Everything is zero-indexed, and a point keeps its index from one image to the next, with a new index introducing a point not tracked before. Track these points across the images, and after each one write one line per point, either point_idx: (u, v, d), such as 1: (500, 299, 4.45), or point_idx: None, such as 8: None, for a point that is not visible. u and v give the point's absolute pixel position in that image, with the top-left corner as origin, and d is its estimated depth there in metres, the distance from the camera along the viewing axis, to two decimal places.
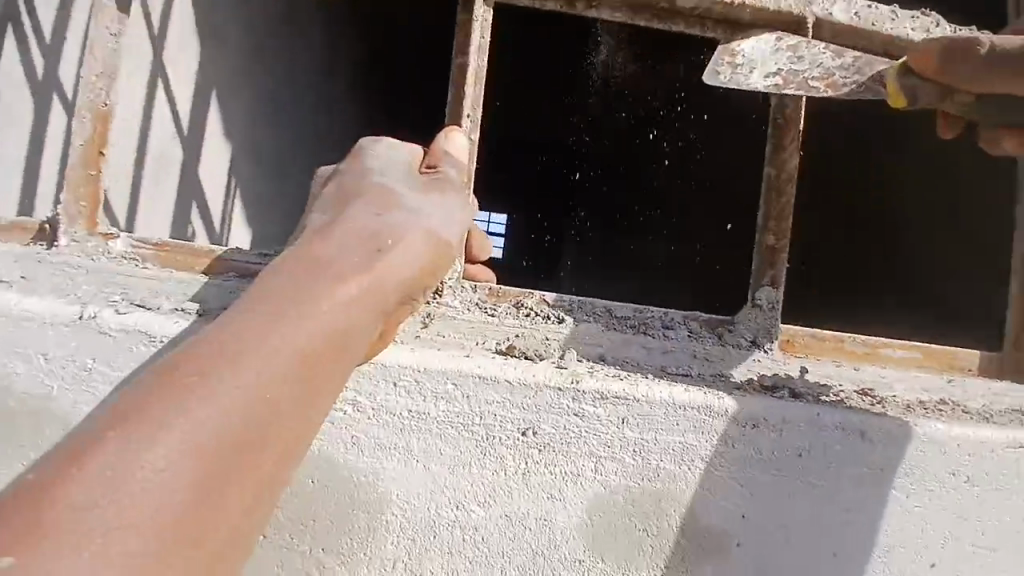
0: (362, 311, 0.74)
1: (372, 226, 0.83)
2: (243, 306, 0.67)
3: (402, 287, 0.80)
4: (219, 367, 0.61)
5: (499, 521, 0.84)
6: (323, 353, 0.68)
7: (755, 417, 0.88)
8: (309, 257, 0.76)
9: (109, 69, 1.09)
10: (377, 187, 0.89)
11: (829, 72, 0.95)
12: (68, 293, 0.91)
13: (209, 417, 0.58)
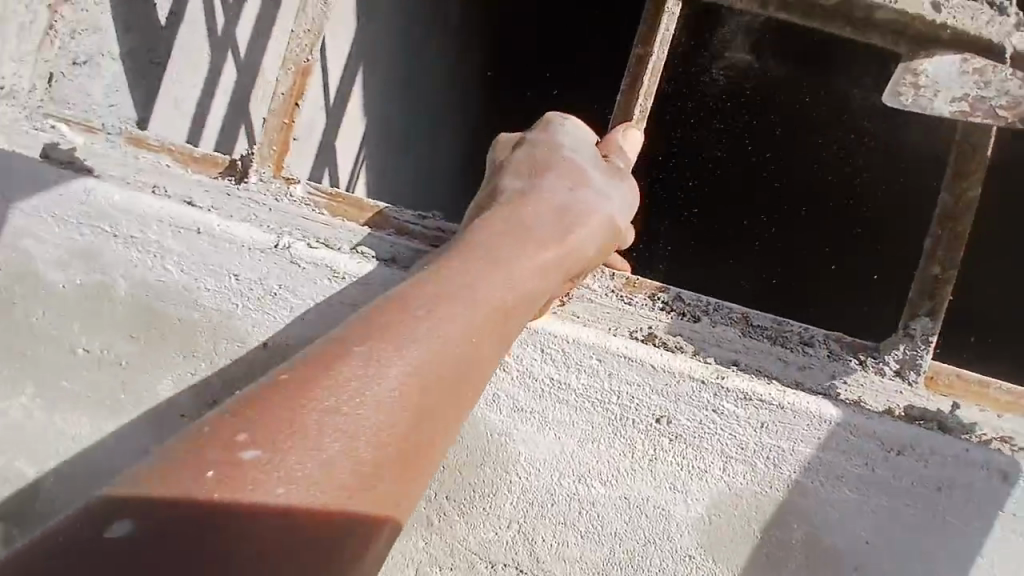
0: (549, 283, 0.75)
1: (564, 198, 0.82)
2: (450, 262, 0.70)
3: (584, 264, 0.81)
4: (437, 312, 0.64)
5: (617, 502, 0.86)
6: (511, 315, 0.70)
7: (899, 443, 0.85)
8: (506, 223, 0.76)
9: (315, 29, 1.16)
10: (569, 162, 0.87)
11: (1015, 99, 0.98)
12: (262, 223, 1.05)
13: (423, 354, 0.61)
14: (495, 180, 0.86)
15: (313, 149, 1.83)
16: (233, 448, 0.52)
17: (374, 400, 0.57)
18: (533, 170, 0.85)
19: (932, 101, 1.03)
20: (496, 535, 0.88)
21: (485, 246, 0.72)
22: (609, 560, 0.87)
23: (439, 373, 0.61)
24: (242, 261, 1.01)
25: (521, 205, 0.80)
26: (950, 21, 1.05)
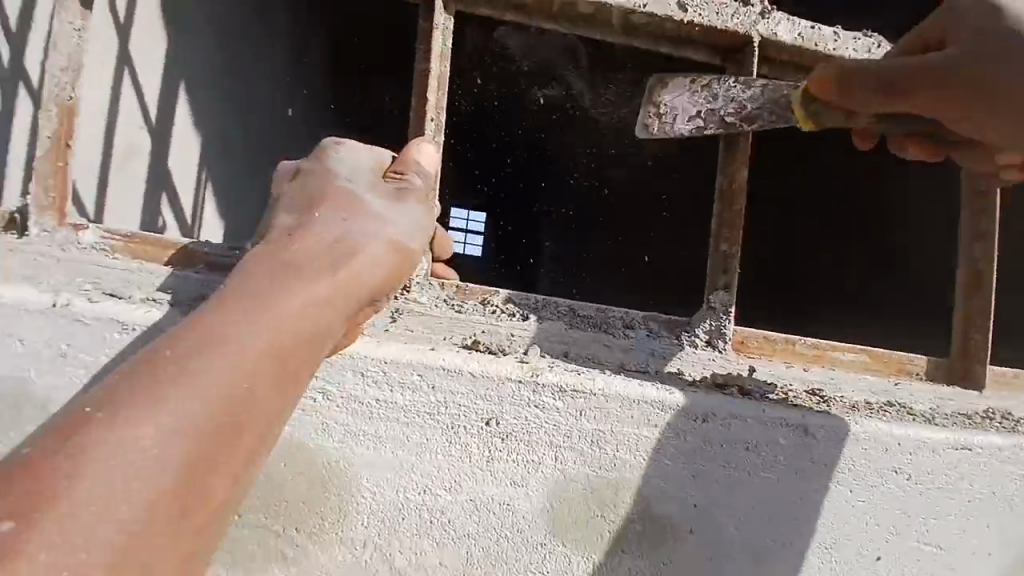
0: (327, 318, 0.75)
1: (338, 224, 0.83)
2: (221, 304, 0.69)
3: (364, 295, 0.81)
4: (211, 359, 0.63)
5: (464, 505, 0.89)
6: (299, 347, 0.70)
7: (704, 411, 0.93)
8: (279, 261, 0.76)
9: (74, 62, 1.07)
10: (340, 192, 0.87)
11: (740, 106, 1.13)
12: (38, 281, 0.94)
13: (201, 399, 0.61)
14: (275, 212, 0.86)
15: (138, 184, 1.69)
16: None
17: (149, 448, 0.57)
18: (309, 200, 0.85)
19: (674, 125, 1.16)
20: (352, 557, 0.88)
21: (259, 280, 0.72)
22: (467, 561, 0.89)
23: (220, 419, 0.62)
24: (22, 324, 0.90)
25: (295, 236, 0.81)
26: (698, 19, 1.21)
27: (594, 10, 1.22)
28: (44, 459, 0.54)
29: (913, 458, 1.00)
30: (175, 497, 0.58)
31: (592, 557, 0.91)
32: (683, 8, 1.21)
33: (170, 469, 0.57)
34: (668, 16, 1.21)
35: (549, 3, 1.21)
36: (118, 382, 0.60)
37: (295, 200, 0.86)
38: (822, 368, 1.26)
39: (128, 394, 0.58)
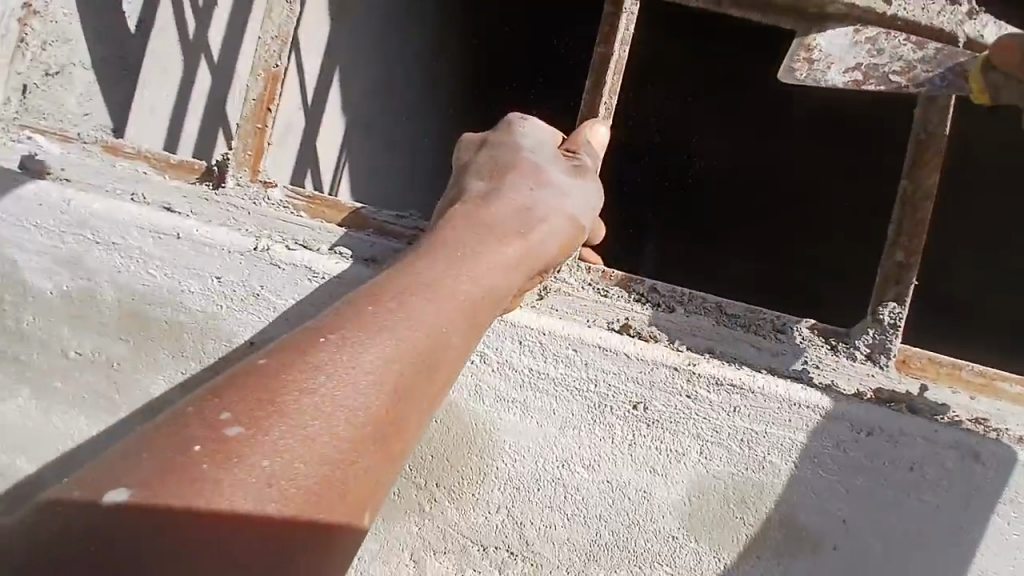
0: (510, 279, 0.80)
1: (523, 197, 0.89)
2: (420, 256, 0.75)
3: (544, 261, 0.86)
4: (409, 306, 0.68)
5: (602, 486, 0.88)
6: (483, 304, 0.75)
7: (870, 424, 0.88)
8: (474, 220, 0.83)
9: (284, 34, 1.21)
10: (528, 163, 0.93)
11: (910, 64, 0.99)
12: (243, 227, 1.05)
13: (397, 342, 0.65)
14: (464, 178, 0.93)
15: (295, 152, 1.83)
16: (217, 425, 0.55)
17: (357, 385, 0.61)
18: (498, 170, 0.92)
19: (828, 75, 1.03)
20: (485, 521, 0.89)
21: (451, 238, 0.79)
22: (596, 544, 0.88)
23: (415, 365, 0.65)
24: (223, 263, 1.01)
25: (483, 201, 0.87)
26: (901, 15, 1.13)
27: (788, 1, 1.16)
28: (273, 376, 0.59)
29: None
30: (375, 433, 0.61)
31: (726, 560, 0.88)
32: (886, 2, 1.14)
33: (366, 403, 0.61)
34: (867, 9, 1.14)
35: None
36: (332, 319, 0.65)
37: (486, 170, 0.92)
38: (986, 399, 1.15)
39: (343, 332, 0.63)
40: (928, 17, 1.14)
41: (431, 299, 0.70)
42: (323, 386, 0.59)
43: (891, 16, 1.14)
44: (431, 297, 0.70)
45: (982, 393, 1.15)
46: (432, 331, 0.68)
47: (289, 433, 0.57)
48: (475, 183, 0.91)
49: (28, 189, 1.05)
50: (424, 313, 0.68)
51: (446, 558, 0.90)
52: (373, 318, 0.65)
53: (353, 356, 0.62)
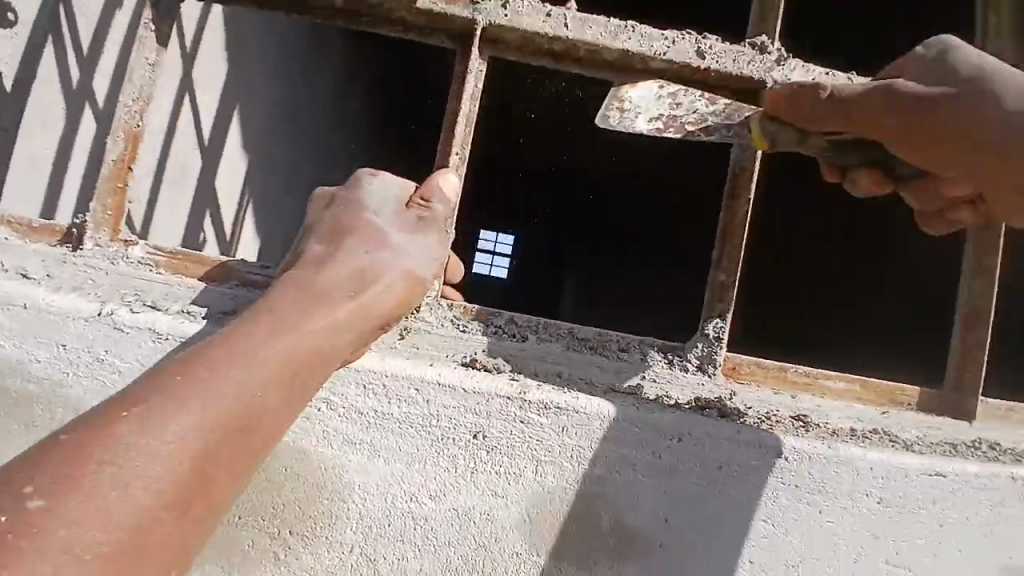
0: (340, 337, 0.87)
1: (359, 261, 0.97)
2: (255, 322, 0.82)
3: (380, 317, 0.94)
4: (229, 370, 0.74)
5: (447, 514, 0.96)
6: (312, 362, 0.82)
7: (679, 432, 1.00)
8: (307, 284, 0.90)
9: (143, 93, 1.26)
10: (369, 226, 1.01)
11: (702, 118, 1.13)
12: (88, 290, 1.07)
13: (228, 399, 0.73)
14: (307, 241, 1.01)
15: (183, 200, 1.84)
16: (35, 494, 0.61)
17: (177, 442, 0.68)
18: (335, 235, 1.00)
19: (636, 121, 1.15)
20: (340, 560, 0.94)
21: (284, 302, 0.86)
22: (445, 568, 0.95)
23: (245, 416, 0.74)
24: (68, 329, 1.03)
25: (316, 266, 0.95)
26: (714, 66, 1.28)
27: (617, 55, 1.30)
28: (88, 441, 0.65)
29: (886, 482, 1.09)
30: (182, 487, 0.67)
31: (563, 568, 0.97)
32: (700, 55, 1.28)
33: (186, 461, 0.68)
34: (686, 63, 1.28)
35: (576, 47, 1.30)
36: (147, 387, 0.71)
37: (328, 236, 0.99)
38: (809, 396, 1.33)
39: (147, 397, 0.69)
40: (739, 66, 1.29)
41: (261, 358, 0.77)
42: (146, 452, 0.66)
43: (704, 67, 1.28)
44: (259, 353, 0.78)
45: (804, 391, 1.33)
46: (256, 388, 0.76)
47: (109, 496, 0.63)
48: (313, 248, 0.98)
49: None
50: (252, 373, 0.76)
51: None
52: (197, 378, 0.72)
53: (177, 415, 0.69)
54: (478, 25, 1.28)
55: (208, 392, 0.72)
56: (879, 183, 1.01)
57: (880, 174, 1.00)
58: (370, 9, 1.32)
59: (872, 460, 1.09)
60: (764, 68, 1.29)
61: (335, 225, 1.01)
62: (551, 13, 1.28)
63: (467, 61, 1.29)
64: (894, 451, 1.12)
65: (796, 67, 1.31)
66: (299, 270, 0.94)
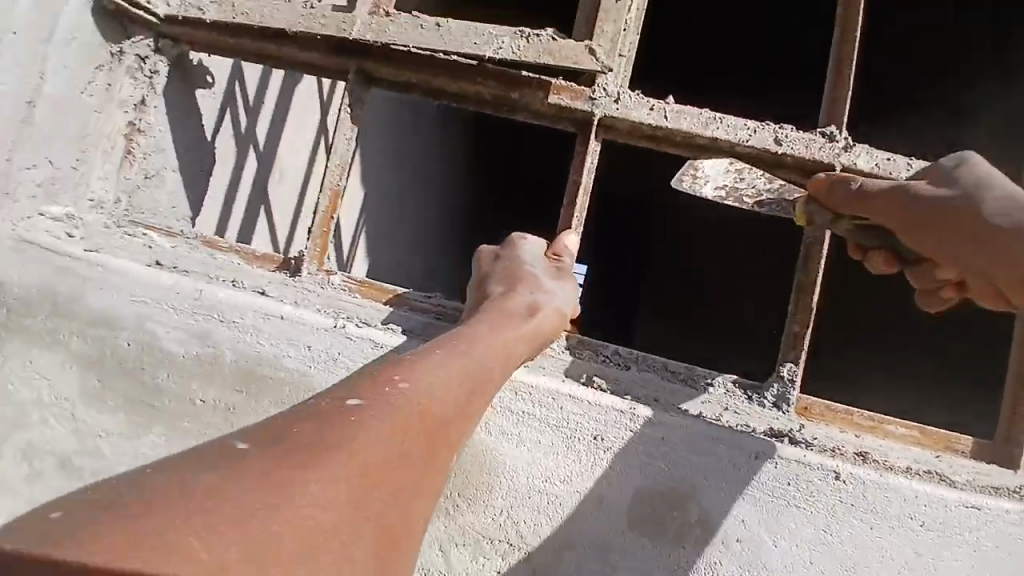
0: (523, 349, 1.18)
1: (529, 297, 1.30)
2: (469, 331, 1.15)
3: (542, 338, 1.25)
4: (458, 355, 1.06)
5: (573, 494, 1.26)
6: (507, 364, 1.13)
7: (756, 449, 1.28)
8: (498, 311, 1.23)
9: (344, 162, 1.70)
10: (529, 274, 1.36)
11: (759, 194, 1.52)
12: (321, 308, 1.49)
13: (454, 376, 1.01)
14: (489, 283, 1.36)
15: None
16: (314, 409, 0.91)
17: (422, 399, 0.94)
18: (509, 279, 1.35)
19: (704, 187, 1.54)
20: (491, 518, 1.27)
21: (486, 323, 1.19)
22: (569, 535, 1.26)
23: (466, 393, 1.01)
24: (312, 336, 1.43)
25: (498, 300, 1.29)
26: (789, 153, 1.57)
27: (709, 140, 1.61)
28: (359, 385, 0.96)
29: (928, 509, 1.29)
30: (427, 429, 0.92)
31: (661, 545, 1.25)
32: (778, 142, 1.57)
33: (430, 412, 0.94)
34: (766, 148, 1.57)
35: (675, 134, 1.62)
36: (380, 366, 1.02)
37: (506, 282, 1.34)
38: (874, 437, 1.57)
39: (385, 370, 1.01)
40: (811, 152, 1.57)
41: (479, 357, 1.08)
42: (404, 402, 0.92)
43: (781, 153, 1.57)
44: (477, 351, 1.09)
45: (871, 433, 1.58)
46: (470, 371, 1.04)
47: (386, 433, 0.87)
48: (494, 289, 1.34)
49: (149, 272, 1.51)
50: (478, 362, 1.07)
51: (465, 550, 1.27)
52: (427, 361, 1.02)
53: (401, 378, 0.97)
54: (595, 115, 1.62)
55: (430, 369, 1.00)
56: (891, 263, 1.36)
57: (891, 256, 1.35)
58: (512, 101, 1.68)
59: (926, 493, 1.30)
60: (833, 153, 1.57)
61: (511, 273, 1.37)
62: (655, 107, 1.60)
63: (587, 143, 1.63)
64: (944, 485, 1.31)
65: (859, 151, 1.58)
66: (486, 304, 1.28)
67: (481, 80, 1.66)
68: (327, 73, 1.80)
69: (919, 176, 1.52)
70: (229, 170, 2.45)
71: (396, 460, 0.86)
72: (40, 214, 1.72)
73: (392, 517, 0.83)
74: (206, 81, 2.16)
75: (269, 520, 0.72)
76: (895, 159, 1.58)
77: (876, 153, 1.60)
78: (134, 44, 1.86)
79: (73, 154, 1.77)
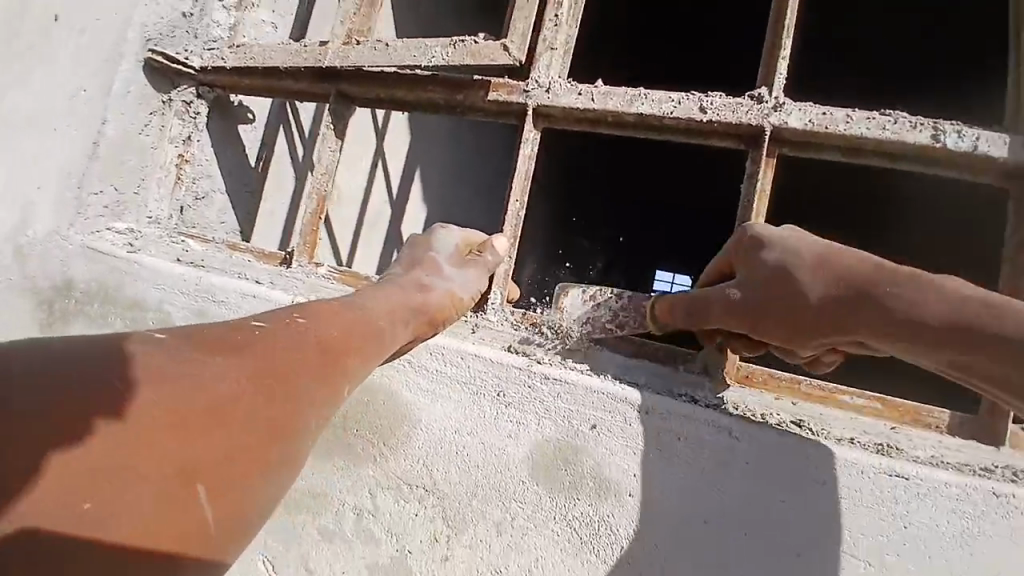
0: (407, 314, 1.34)
1: (421, 277, 1.48)
2: (365, 296, 1.33)
3: (432, 310, 1.41)
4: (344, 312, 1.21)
5: (478, 445, 1.39)
6: (388, 322, 1.29)
7: (647, 406, 1.32)
8: (392, 286, 1.41)
9: (328, 171, 1.98)
10: (433, 258, 1.54)
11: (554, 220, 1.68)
12: (293, 291, 1.81)
13: (334, 325, 1.14)
14: (398, 265, 1.55)
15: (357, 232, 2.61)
16: None
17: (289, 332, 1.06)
18: (414, 261, 1.54)
19: None
20: (410, 464, 1.44)
21: (378, 292, 1.37)
22: (476, 482, 1.38)
23: (336, 334, 1.13)
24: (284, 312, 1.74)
25: (396, 277, 1.48)
26: (716, 119, 1.57)
27: (636, 118, 1.65)
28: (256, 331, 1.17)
29: (849, 476, 1.26)
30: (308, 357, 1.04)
31: (557, 495, 1.33)
32: (703, 110, 1.58)
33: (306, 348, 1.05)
34: (691, 117, 1.59)
35: (605, 115, 1.67)
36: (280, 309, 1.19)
37: (408, 264, 1.53)
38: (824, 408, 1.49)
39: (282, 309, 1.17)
40: (738, 116, 1.56)
41: (353, 312, 1.23)
42: (287, 337, 1.04)
43: (707, 120, 1.57)
44: (360, 310, 1.25)
45: (823, 403, 1.50)
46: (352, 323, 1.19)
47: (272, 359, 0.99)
48: (397, 269, 1.53)
49: (168, 266, 1.87)
50: (359, 312, 1.23)
51: (390, 492, 1.44)
52: (321, 309, 1.19)
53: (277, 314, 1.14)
54: (528, 106, 1.72)
55: (317, 316, 1.15)
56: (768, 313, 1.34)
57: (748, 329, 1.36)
58: (458, 104, 1.82)
59: (844, 455, 1.27)
60: (762, 114, 1.55)
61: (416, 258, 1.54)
62: (582, 92, 1.68)
63: (524, 135, 1.73)
64: (879, 456, 1.28)
65: (793, 111, 1.54)
66: (388, 279, 1.47)
67: (428, 86, 1.83)
68: (317, 99, 2.05)
69: (851, 125, 1.51)
70: (285, 187, 2.84)
71: (292, 369, 1.00)
72: (108, 228, 2.13)
73: (279, 414, 0.94)
74: (247, 119, 2.56)
75: (164, 389, 0.84)
76: (833, 112, 1.53)
77: (812, 107, 1.55)
78: (179, 92, 2.27)
79: (133, 185, 2.20)
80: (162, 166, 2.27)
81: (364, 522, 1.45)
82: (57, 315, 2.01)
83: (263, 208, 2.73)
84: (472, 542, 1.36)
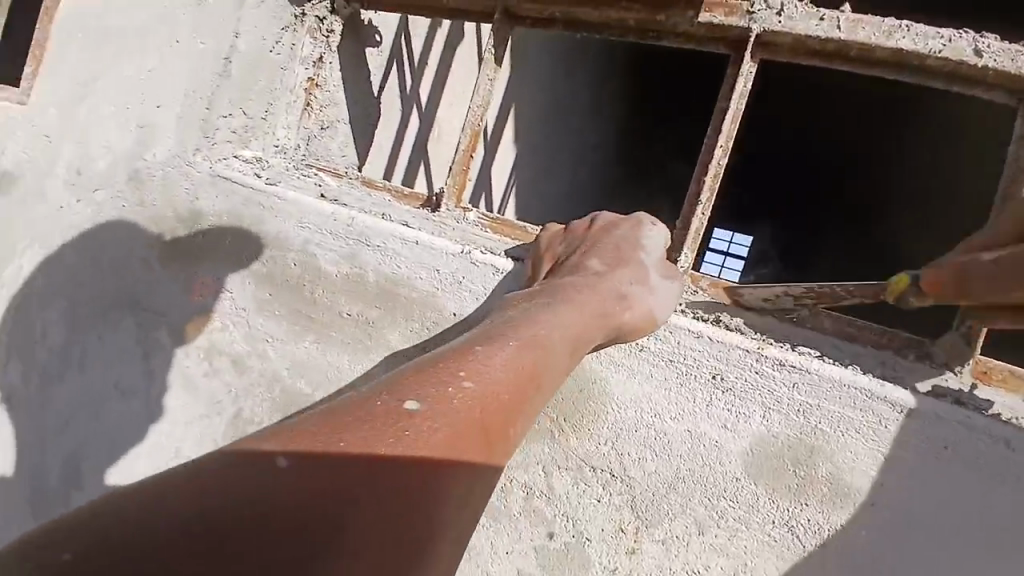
0: (593, 333, 1.12)
1: (623, 282, 1.21)
2: (562, 311, 1.11)
3: (620, 328, 1.17)
4: (540, 343, 1.03)
5: (684, 433, 1.24)
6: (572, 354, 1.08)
7: (907, 406, 1.13)
8: (592, 292, 1.17)
9: (484, 103, 1.77)
10: (638, 261, 1.27)
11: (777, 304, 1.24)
12: (452, 238, 1.64)
13: (531, 362, 0.99)
14: (593, 253, 1.29)
15: None
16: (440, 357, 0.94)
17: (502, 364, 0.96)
18: (620, 255, 1.28)
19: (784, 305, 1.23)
20: (597, 446, 1.30)
21: (568, 303, 1.13)
22: (678, 473, 1.24)
23: (535, 373, 0.99)
24: (442, 261, 1.60)
25: (589, 274, 1.22)
26: (992, 65, 1.31)
27: (889, 53, 1.39)
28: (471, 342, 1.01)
29: None
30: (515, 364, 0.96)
31: (780, 497, 1.19)
32: (978, 53, 1.32)
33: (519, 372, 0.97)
34: (961, 61, 1.33)
35: (850, 47, 1.42)
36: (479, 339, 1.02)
37: (610, 258, 1.27)
38: None
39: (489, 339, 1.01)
40: (1020, 64, 1.30)
41: (540, 337, 1.03)
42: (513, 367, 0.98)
43: (981, 66, 1.32)
44: (547, 334, 1.05)
45: None
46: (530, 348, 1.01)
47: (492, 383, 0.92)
48: (599, 261, 1.27)
49: (314, 202, 1.73)
50: (544, 337, 1.04)
51: (569, 472, 1.31)
52: (506, 333, 1.03)
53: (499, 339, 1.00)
54: (751, 33, 1.47)
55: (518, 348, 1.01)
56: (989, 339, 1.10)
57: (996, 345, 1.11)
58: (659, 26, 1.59)
59: None
60: None
61: (615, 250, 1.28)
62: (825, 18, 1.41)
63: (739, 65, 1.50)
64: None
65: None
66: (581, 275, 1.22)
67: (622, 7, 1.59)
68: (475, 16, 1.85)
69: None
70: (394, 121, 2.65)
71: None
72: (235, 155, 1.93)
73: None
74: (374, 40, 2.36)
75: None
76: None
77: None
78: (314, 7, 2.03)
79: (264, 105, 1.98)
80: (292, 90, 2.05)
81: (535, 500, 1.34)
82: (180, 250, 1.86)
83: (374, 141, 2.55)
84: (667, 537, 1.25)
